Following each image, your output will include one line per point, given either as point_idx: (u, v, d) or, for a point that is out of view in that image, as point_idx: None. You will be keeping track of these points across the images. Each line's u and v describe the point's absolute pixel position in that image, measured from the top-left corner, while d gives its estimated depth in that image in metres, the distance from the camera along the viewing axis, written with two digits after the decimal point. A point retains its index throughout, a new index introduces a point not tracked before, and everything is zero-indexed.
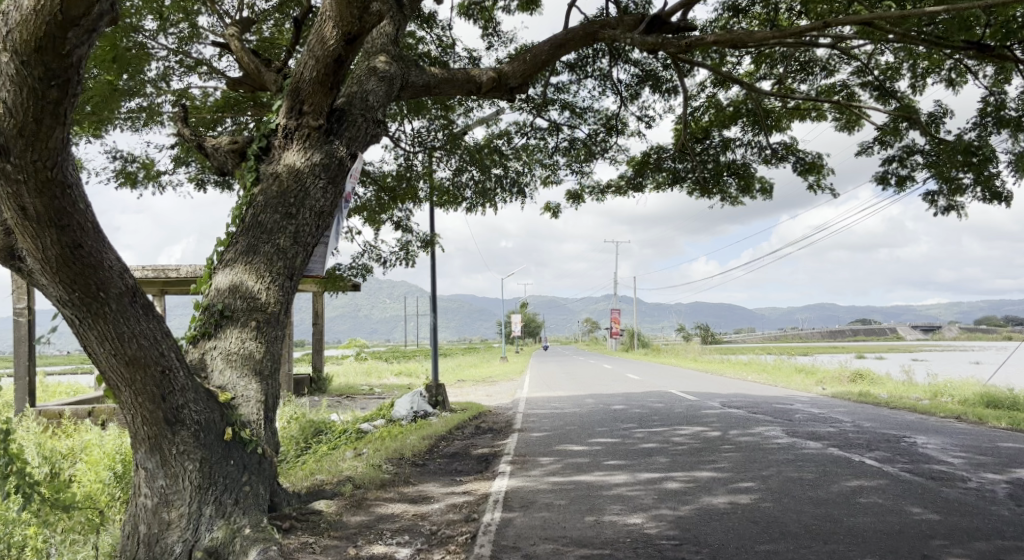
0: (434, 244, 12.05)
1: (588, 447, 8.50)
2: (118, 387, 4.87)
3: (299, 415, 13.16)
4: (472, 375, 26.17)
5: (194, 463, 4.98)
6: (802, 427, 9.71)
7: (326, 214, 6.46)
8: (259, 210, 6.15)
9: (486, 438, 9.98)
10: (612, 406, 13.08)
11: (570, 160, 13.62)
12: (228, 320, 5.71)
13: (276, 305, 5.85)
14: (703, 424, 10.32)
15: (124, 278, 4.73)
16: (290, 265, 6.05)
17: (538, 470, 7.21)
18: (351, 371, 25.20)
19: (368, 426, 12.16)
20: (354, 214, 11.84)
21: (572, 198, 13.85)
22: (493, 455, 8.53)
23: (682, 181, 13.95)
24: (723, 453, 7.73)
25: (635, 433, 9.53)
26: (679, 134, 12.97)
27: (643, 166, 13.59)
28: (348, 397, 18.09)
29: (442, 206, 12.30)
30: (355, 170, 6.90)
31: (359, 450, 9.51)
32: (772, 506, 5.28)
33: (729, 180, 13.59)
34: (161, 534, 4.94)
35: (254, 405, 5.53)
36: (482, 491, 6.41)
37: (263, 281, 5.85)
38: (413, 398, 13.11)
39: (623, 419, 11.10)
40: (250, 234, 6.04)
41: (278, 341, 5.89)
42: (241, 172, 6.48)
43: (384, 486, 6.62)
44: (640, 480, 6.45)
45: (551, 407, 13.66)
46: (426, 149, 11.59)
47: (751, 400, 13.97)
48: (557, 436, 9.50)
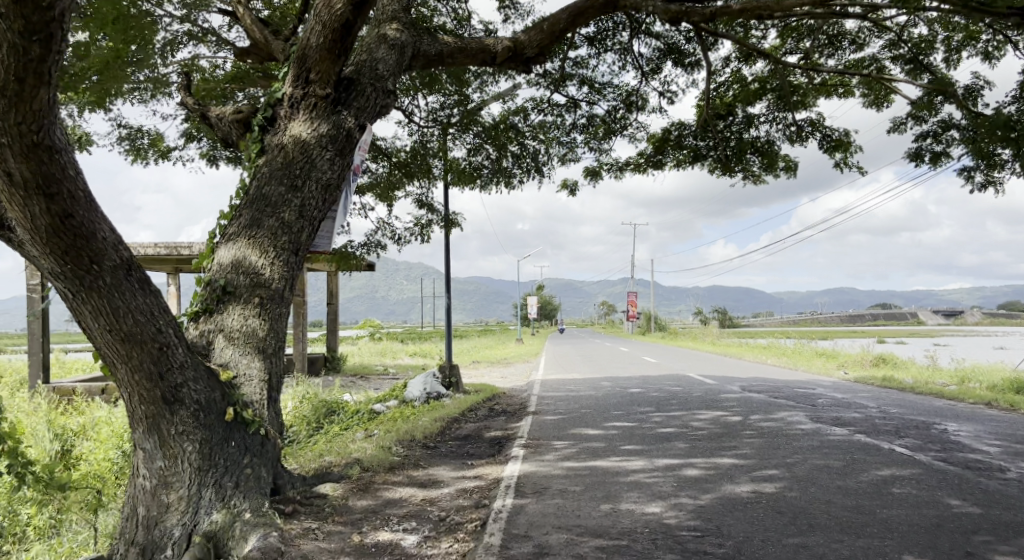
0: (448, 223, 11.77)
1: (604, 431, 8.25)
2: (114, 364, 4.66)
3: (312, 395, 13.03)
4: (487, 357, 26.02)
5: (194, 444, 4.79)
6: (826, 412, 9.38)
7: (334, 187, 6.21)
8: (264, 182, 5.91)
9: (500, 421, 9.78)
10: (629, 389, 12.82)
11: (588, 137, 13.24)
12: (230, 297, 5.50)
13: (280, 281, 5.62)
14: (723, 408, 10.03)
15: (119, 251, 4.51)
16: (295, 239, 5.81)
17: (552, 454, 6.97)
18: (366, 350, 25.15)
19: (380, 407, 12.00)
20: (367, 192, 11.59)
21: (589, 176, 13.49)
22: (506, 438, 8.32)
23: (704, 159, 13.52)
24: (745, 439, 7.44)
25: (652, 417, 9.26)
26: (702, 111, 12.56)
27: (663, 144, 13.19)
28: (362, 377, 17.98)
29: (457, 184, 12.02)
30: (365, 142, 6.63)
31: (370, 431, 9.33)
32: (798, 496, 4.99)
33: (753, 158, 13.16)
34: (160, 518, 4.74)
35: (257, 384, 5.33)
36: (494, 475, 6.19)
37: (267, 257, 5.63)
38: (426, 379, 12.93)
39: (640, 402, 10.84)
40: (254, 207, 5.80)
41: (282, 318, 5.67)
42: (245, 143, 6.24)
43: (393, 469, 6.42)
44: (658, 467, 6.18)
45: (567, 389, 13.43)
46: (440, 125, 11.28)
47: (771, 384, 13.66)
48: (572, 420, 9.26)
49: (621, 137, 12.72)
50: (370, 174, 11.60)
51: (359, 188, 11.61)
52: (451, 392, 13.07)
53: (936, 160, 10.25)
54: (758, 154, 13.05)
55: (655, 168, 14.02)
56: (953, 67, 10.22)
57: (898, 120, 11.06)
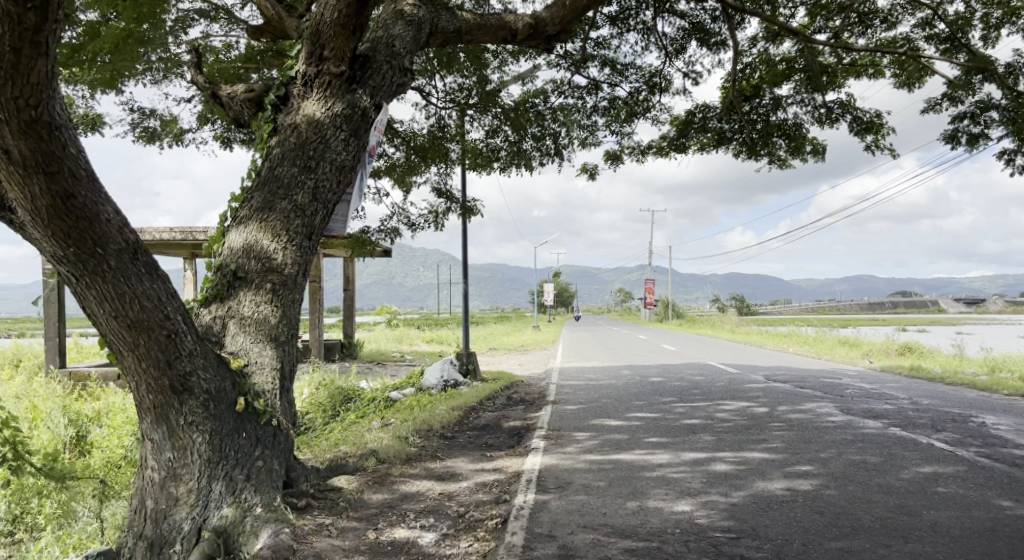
0: (466, 209, 11.51)
1: (627, 422, 8.00)
2: (121, 352, 4.48)
3: (328, 382, 12.90)
4: (505, 344, 25.82)
5: (204, 435, 4.61)
6: (856, 403, 9.06)
7: (348, 169, 5.98)
8: (276, 164, 5.69)
9: (518, 410, 9.56)
10: (650, 378, 12.55)
11: (609, 120, 12.90)
12: (241, 282, 5.28)
13: (293, 266, 5.40)
14: (748, 398, 9.74)
15: (125, 233, 4.31)
16: (309, 223, 5.60)
17: (574, 446, 6.74)
18: (384, 337, 25.05)
19: (397, 395, 11.83)
20: (383, 176, 11.36)
21: (610, 160, 13.17)
22: (525, 428, 8.11)
23: (728, 142, 13.12)
24: (774, 431, 7.16)
25: (676, 408, 9.00)
26: (727, 92, 12.18)
27: (686, 126, 12.83)
28: (378, 363, 17.85)
29: (474, 169, 11.74)
30: (381, 123, 6.39)
31: (387, 419, 9.16)
32: (837, 495, 4.73)
33: (779, 141, 12.76)
34: (169, 511, 4.58)
35: (269, 372, 5.12)
36: (514, 469, 5.97)
37: (279, 241, 5.41)
38: (443, 366, 12.75)
39: (663, 392, 10.57)
40: (266, 189, 5.59)
41: (296, 305, 5.46)
42: (257, 123, 6.01)
43: (410, 461, 6.22)
44: (685, 461, 5.93)
45: (586, 378, 13.18)
46: (458, 107, 11.01)
47: (796, 373, 13.32)
48: (593, 410, 9.02)
49: (643, 120, 12.38)
50: (386, 158, 11.36)
51: (375, 172, 11.38)
52: (468, 379, 12.88)
53: (974, 143, 9.84)
54: (784, 137, 12.66)
55: (677, 152, 13.66)
56: (992, 44, 9.76)
57: (933, 100, 10.62)
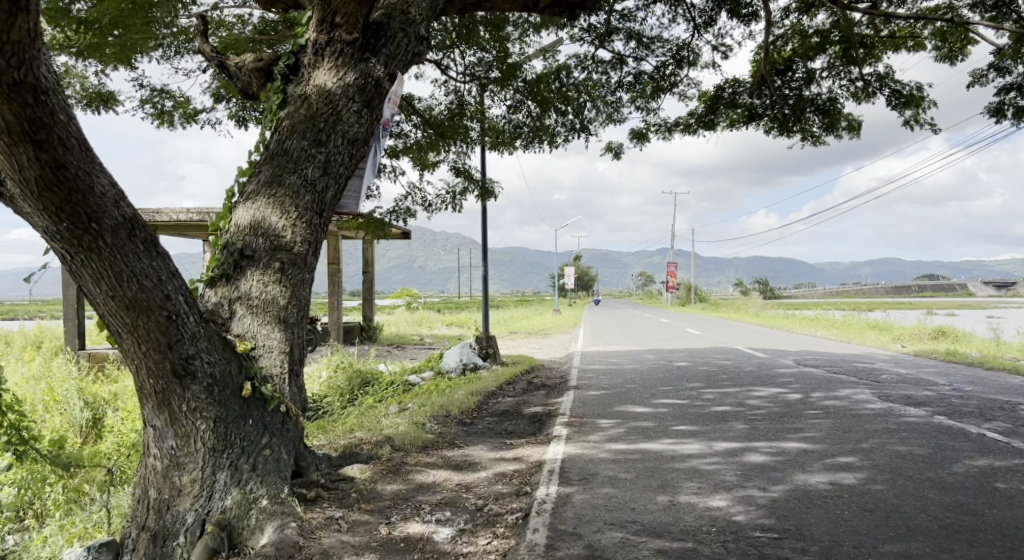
0: (487, 188, 11.15)
1: (653, 409, 7.67)
2: (119, 333, 4.22)
3: (346, 366, 12.71)
4: (526, 328, 25.56)
5: (208, 422, 4.36)
6: (894, 389, 8.64)
7: (361, 142, 5.66)
8: (285, 137, 5.38)
9: (539, 395, 9.27)
10: (676, 363, 12.20)
11: (634, 95, 12.45)
12: (248, 261, 4.97)
13: (303, 245, 5.10)
14: (779, 384, 9.35)
15: (121, 208, 4.04)
16: (320, 199, 5.30)
17: (598, 434, 6.43)
18: (404, 319, 24.88)
19: (415, 379, 11.60)
20: (402, 155, 11.05)
21: (636, 138, 12.74)
22: (547, 415, 7.81)
23: (759, 119, 12.67)
24: (810, 419, 6.79)
25: (703, 394, 8.64)
26: (758, 66, 11.69)
27: (715, 102, 12.36)
28: (397, 346, 17.65)
29: (495, 147, 11.38)
30: (395, 94, 6.04)
31: (404, 404, 8.92)
32: (886, 490, 4.39)
33: (813, 116, 12.23)
34: (172, 502, 4.34)
35: (277, 356, 4.83)
36: (536, 458, 5.68)
37: (288, 217, 5.10)
38: (462, 350, 12.50)
39: (690, 377, 10.22)
40: (274, 163, 5.29)
41: (306, 285, 5.16)
42: (266, 93, 5.70)
43: (426, 449, 5.94)
44: (717, 452, 5.60)
45: (610, 362, 12.86)
46: (478, 82, 10.63)
47: (827, 358, 12.88)
48: (617, 396, 8.69)
49: (670, 95, 11.93)
50: (405, 136, 11.02)
51: (393, 151, 11.05)
52: (488, 364, 12.62)
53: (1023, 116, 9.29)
54: (817, 112, 12.14)
55: (705, 129, 13.17)
56: None
57: (979, 71, 10.03)
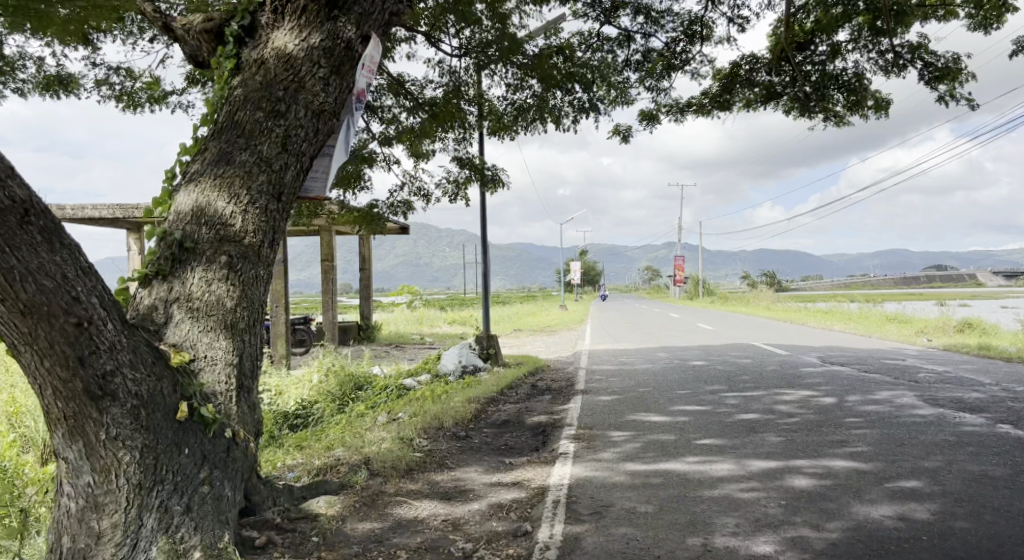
0: (487, 177, 10.24)
1: (671, 418, 6.83)
2: (16, 346, 3.36)
3: (337, 370, 11.92)
4: (531, 324, 24.78)
5: (132, 453, 3.52)
6: (938, 391, 7.77)
7: (329, 115, 4.81)
8: (236, 109, 4.54)
9: (543, 401, 8.44)
10: (691, 363, 11.34)
11: (642, 75, 11.64)
12: (188, 255, 4.12)
13: (255, 236, 4.26)
14: (807, 386, 8.50)
15: (8, 189, 3.25)
16: (277, 181, 4.46)
17: (611, 451, 5.59)
18: (404, 318, 24.15)
19: (410, 383, 10.79)
20: (397, 144, 10.03)
21: (645, 121, 11.91)
22: (552, 425, 6.97)
23: (778, 97, 11.92)
24: (853, 430, 5.94)
25: (725, 399, 7.80)
26: (777, 41, 10.83)
27: (731, 81, 11.63)
28: (396, 346, 16.84)
29: (495, 132, 10.48)
30: (371, 59, 5.17)
31: (394, 414, 8.08)
32: (972, 531, 3.55)
33: (837, 94, 11.41)
34: (89, 552, 3.52)
35: (222, 370, 3.98)
36: (538, 483, 4.85)
37: (238, 202, 4.26)
38: (461, 351, 11.66)
39: (708, 379, 9.38)
40: (223, 138, 4.44)
41: (260, 282, 4.31)
42: (216, 59, 4.85)
43: (410, 473, 5.11)
44: (752, 475, 4.75)
45: (619, 362, 12.03)
46: (474, 60, 9.74)
47: (854, 355, 12.00)
48: (630, 401, 7.86)
49: (682, 73, 11.08)
50: (398, 121, 10.01)
51: (385, 140, 10.02)
52: (490, 365, 11.80)
53: None
54: (843, 89, 11.30)
55: (720, 110, 12.37)
56: None
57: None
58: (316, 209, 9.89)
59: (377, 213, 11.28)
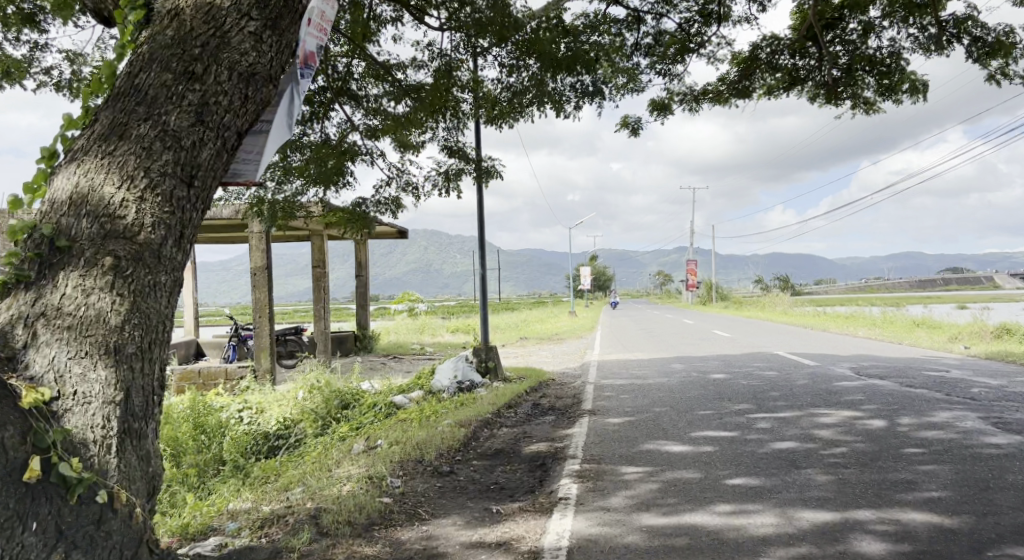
0: (482, 170, 9.24)
1: (693, 449, 5.79)
2: None
3: (323, 385, 10.96)
4: (539, 333, 23.69)
5: None
6: (1004, 411, 6.68)
7: (261, 80, 3.82)
8: (138, 69, 3.52)
9: (546, 424, 7.42)
10: (711, 376, 10.28)
11: (653, 61, 10.69)
12: (62, 257, 3.11)
13: (154, 231, 3.25)
14: (847, 405, 7.42)
15: None
16: (187, 161, 3.44)
17: (622, 496, 4.56)
18: (405, 327, 23.13)
19: (401, 400, 9.81)
20: (382, 137, 9.02)
21: (657, 111, 10.91)
22: (553, 456, 5.94)
23: (801, 82, 11.01)
24: (917, 465, 4.87)
25: (753, 422, 6.75)
26: (802, 20, 9.86)
27: (750, 65, 10.67)
28: (394, 358, 15.87)
29: (491, 122, 9.51)
30: (320, 14, 4.18)
31: (373, 442, 7.09)
32: None
33: (867, 76, 10.47)
34: None
35: (98, 411, 2.94)
36: (531, 542, 3.84)
37: (131, 186, 3.26)
38: (457, 364, 10.67)
39: (732, 397, 8.33)
40: (118, 105, 3.42)
41: (161, 291, 3.29)
42: (120, 11, 3.84)
43: (371, 529, 4.11)
44: (804, 533, 3.72)
45: (631, 375, 10.99)
46: (465, 37, 8.75)
47: (890, 365, 10.90)
48: (644, 425, 6.82)
49: (697, 57, 10.12)
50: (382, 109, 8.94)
51: (371, 132, 8.99)
52: (489, 380, 10.79)
53: None
54: (874, 73, 10.35)
55: (738, 97, 11.43)
56: None
57: None
58: (292, 207, 8.88)
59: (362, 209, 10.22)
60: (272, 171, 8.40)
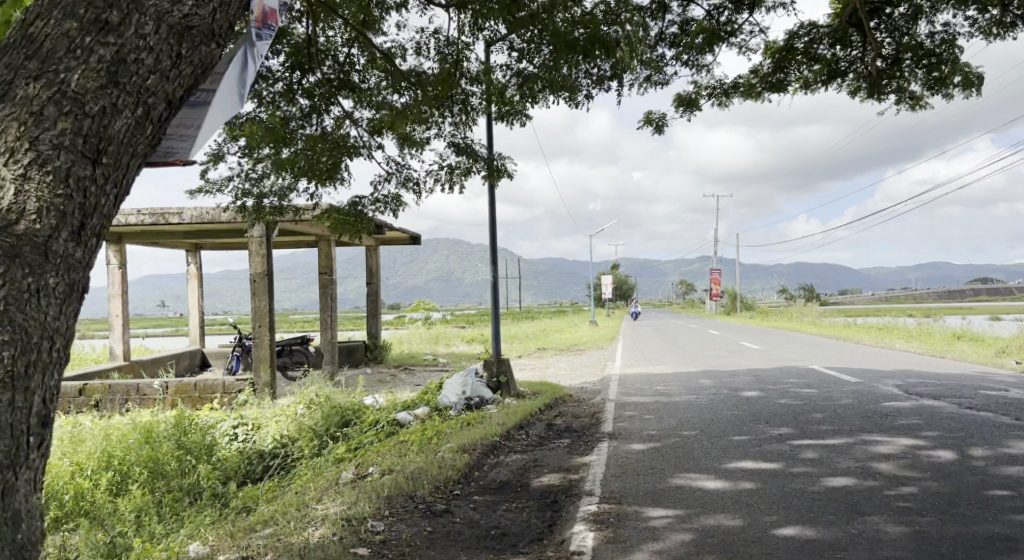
0: (491, 168, 8.46)
1: (730, 486, 4.94)
2: None
3: (322, 400, 10.22)
4: (557, 343, 22.83)
5: None
6: None
7: (200, 36, 3.04)
8: (36, 16, 2.76)
9: (560, 450, 6.58)
10: (744, 394, 9.37)
11: (678, 52, 9.86)
12: None
13: (37, 220, 2.56)
14: (903, 430, 6.51)
15: None
16: (93, 131, 2.70)
17: (647, 551, 3.73)
18: (419, 336, 22.36)
19: (404, 417, 9.07)
20: (383, 131, 8.28)
21: (683, 106, 10.10)
22: (566, 492, 5.11)
23: (841, 76, 10.13)
24: (1010, 515, 3.99)
25: (798, 451, 5.86)
26: (843, 6, 9.02)
27: (785, 56, 9.83)
28: (404, 370, 15.12)
29: (502, 116, 8.74)
30: None
31: (364, 470, 6.31)
32: None
33: (915, 68, 9.57)
34: None
35: None
36: None
37: (11, 164, 2.57)
38: (465, 379, 9.89)
39: (770, 419, 7.43)
40: (8, 58, 2.69)
41: (46, 299, 2.60)
42: None
43: None
44: None
45: (655, 391, 10.10)
46: (471, 20, 7.98)
47: (941, 383, 9.92)
48: (671, 453, 5.95)
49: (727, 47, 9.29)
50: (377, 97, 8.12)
51: (374, 128, 8.25)
52: (501, 396, 9.97)
53: None
54: (921, 64, 9.46)
55: (772, 92, 10.57)
56: None
57: None
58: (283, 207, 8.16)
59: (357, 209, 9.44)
60: (263, 166, 7.70)
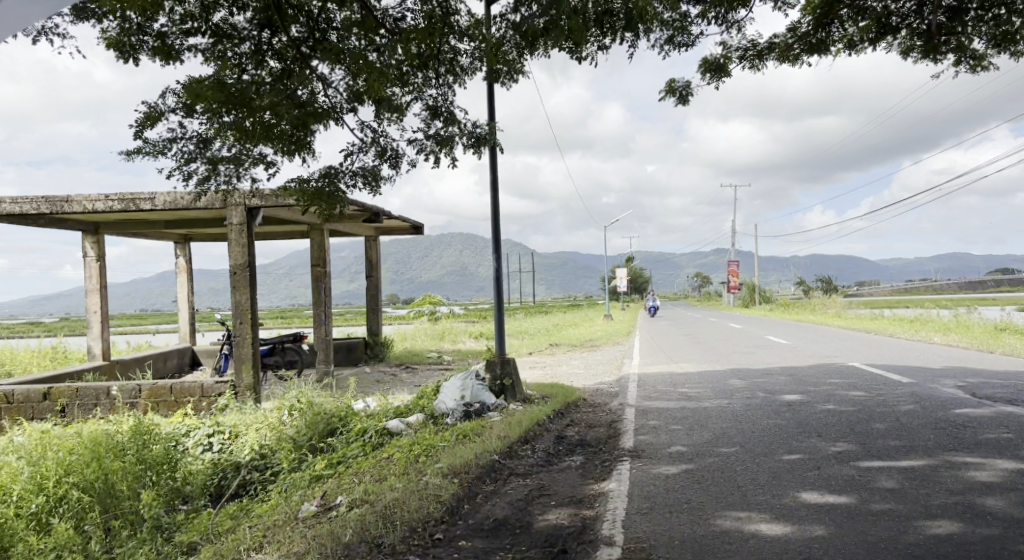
0: (484, 139, 7.26)
1: (795, 531, 3.76)
2: None
3: (305, 404, 9.10)
4: (570, 338, 21.66)
5: None
6: None
7: None
8: None
9: (571, 473, 5.40)
10: (785, 398, 8.14)
11: (705, 7, 8.60)
12: None
13: None
14: (996, 447, 5.29)
15: None
16: None
17: None
18: (425, 332, 21.22)
19: (395, 426, 7.94)
20: (359, 97, 7.11)
21: (709, 71, 8.88)
22: (577, 537, 3.95)
23: (892, 33, 8.83)
24: None
25: (870, 477, 4.66)
26: None
27: (828, 10, 8.57)
28: (406, 369, 14.01)
29: (499, 78, 7.55)
30: None
31: (331, 499, 5.19)
32: None
33: (982, 20, 8.26)
34: None
35: None
36: None
37: None
38: (465, 382, 8.77)
39: (824, 431, 6.22)
40: None
41: None
42: None
43: None
44: None
45: (680, 394, 8.90)
46: None
47: (1010, 384, 8.65)
48: (713, 481, 4.77)
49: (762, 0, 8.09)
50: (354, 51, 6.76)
51: (353, 95, 7.09)
52: (505, 402, 8.83)
53: None
54: (988, 17, 8.16)
55: (811, 53, 9.33)
56: None
57: None
58: (238, 175, 6.97)
59: (327, 184, 8.20)
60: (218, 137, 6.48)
